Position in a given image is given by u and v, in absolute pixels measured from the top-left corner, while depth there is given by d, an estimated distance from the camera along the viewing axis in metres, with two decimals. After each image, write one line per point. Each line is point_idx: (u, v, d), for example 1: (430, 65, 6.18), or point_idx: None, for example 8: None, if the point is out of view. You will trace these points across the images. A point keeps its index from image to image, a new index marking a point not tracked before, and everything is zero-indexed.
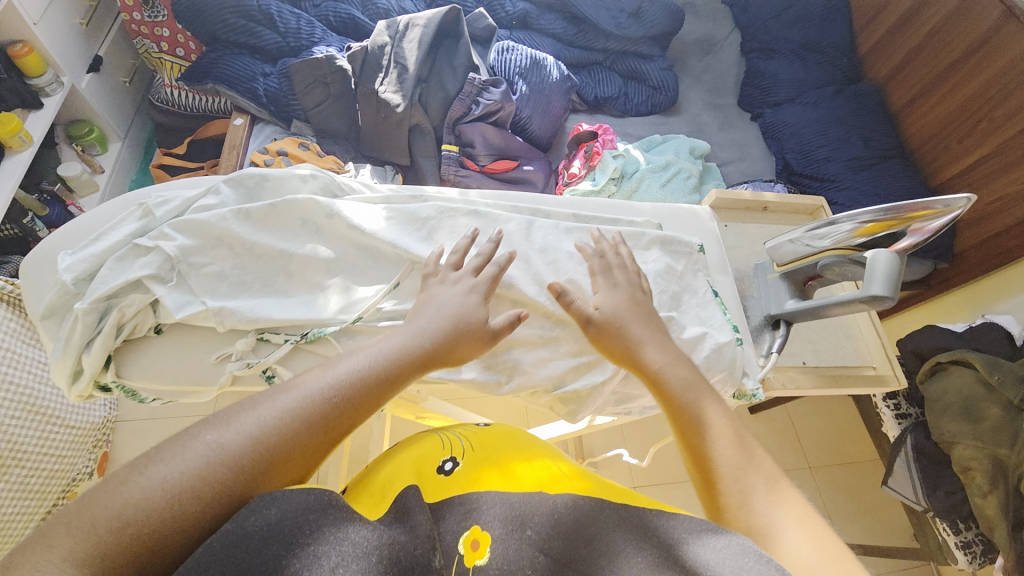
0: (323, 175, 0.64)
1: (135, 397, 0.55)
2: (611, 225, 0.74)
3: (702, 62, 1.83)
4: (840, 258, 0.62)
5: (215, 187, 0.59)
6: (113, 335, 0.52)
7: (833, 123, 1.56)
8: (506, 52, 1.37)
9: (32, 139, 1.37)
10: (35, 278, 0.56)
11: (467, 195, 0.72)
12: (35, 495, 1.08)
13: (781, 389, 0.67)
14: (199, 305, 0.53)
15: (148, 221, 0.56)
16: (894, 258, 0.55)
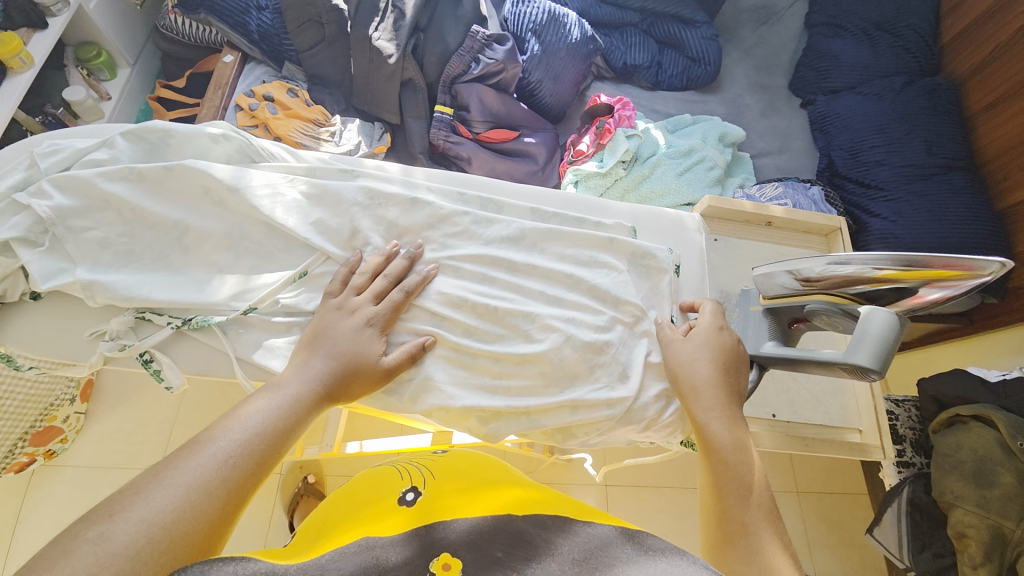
0: (238, 136, 0.62)
1: (9, 362, 0.55)
2: (574, 226, 0.66)
3: (756, 33, 1.61)
4: (831, 306, 0.55)
5: (111, 141, 0.58)
6: None
7: (895, 120, 1.34)
8: (522, 4, 1.22)
9: (33, 61, 1.32)
10: None
11: (412, 175, 0.68)
12: (10, 417, 1.07)
13: None
14: (70, 275, 0.53)
15: (32, 173, 0.56)
16: (891, 321, 0.49)
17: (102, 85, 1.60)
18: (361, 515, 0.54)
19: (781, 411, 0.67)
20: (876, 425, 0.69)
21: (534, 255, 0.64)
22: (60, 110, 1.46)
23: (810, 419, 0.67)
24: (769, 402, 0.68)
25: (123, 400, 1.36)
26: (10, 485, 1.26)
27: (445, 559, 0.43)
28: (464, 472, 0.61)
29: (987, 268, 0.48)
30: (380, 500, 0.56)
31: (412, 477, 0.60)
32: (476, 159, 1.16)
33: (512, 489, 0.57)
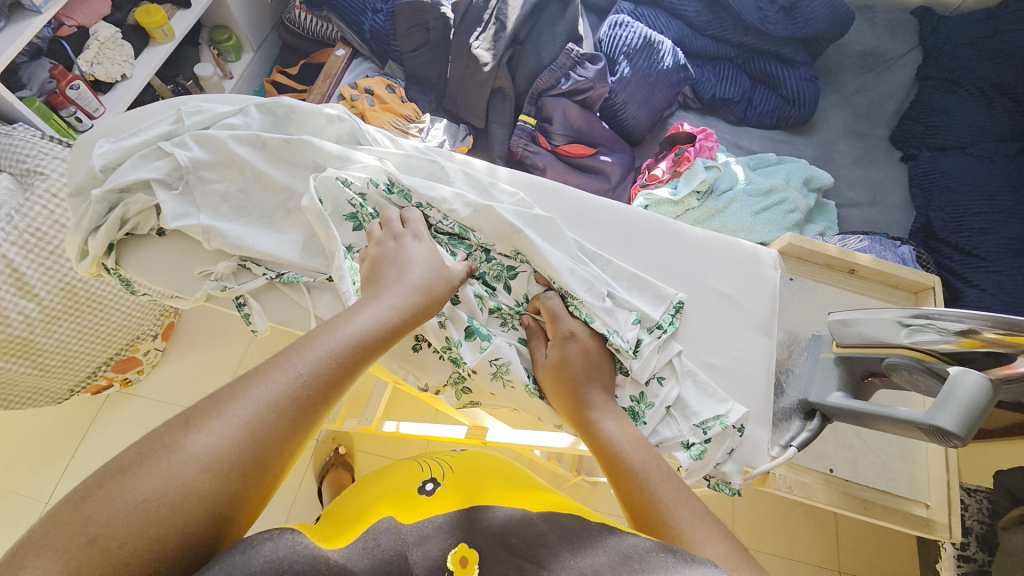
0: (350, 119, 0.68)
1: (128, 286, 0.64)
2: (641, 249, 0.67)
3: (860, 80, 1.54)
4: (913, 362, 0.52)
5: (245, 109, 0.66)
6: (116, 227, 0.61)
7: (1005, 188, 1.25)
8: (619, 27, 1.24)
9: (174, 35, 1.50)
10: (82, 156, 0.65)
11: (496, 172, 0.71)
12: (101, 341, 1.22)
13: (785, 492, 0.61)
14: (193, 218, 0.60)
15: (176, 127, 0.64)
16: (982, 387, 0.45)
17: (228, 65, 1.80)
18: (385, 501, 0.56)
19: (841, 468, 0.63)
20: (947, 501, 0.63)
21: (598, 267, 0.64)
22: (189, 82, 1.67)
23: (872, 482, 0.63)
24: (827, 455, 0.64)
25: (195, 346, 1.51)
26: (86, 404, 1.42)
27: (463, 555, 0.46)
28: (483, 471, 0.62)
29: None
30: (402, 489, 0.59)
31: (432, 468, 0.62)
32: (551, 170, 1.17)
33: (538, 494, 0.57)
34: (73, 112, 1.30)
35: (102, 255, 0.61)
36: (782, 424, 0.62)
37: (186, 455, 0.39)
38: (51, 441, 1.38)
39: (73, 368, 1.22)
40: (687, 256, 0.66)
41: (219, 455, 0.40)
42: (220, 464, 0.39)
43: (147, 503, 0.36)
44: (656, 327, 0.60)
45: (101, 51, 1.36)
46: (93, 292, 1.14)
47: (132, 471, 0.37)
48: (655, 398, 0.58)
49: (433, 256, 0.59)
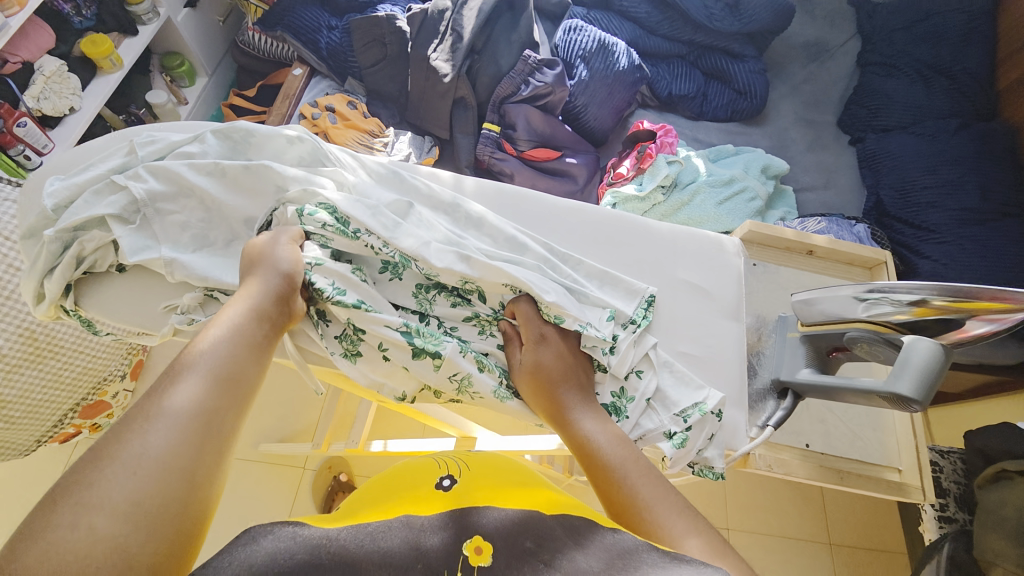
0: (311, 139, 0.67)
1: (90, 327, 0.62)
2: (610, 248, 0.68)
3: (806, 69, 1.61)
4: (872, 335, 0.54)
5: (202, 136, 0.64)
6: (73, 266, 0.59)
7: (948, 162, 1.32)
8: (573, 32, 1.27)
9: (122, 64, 1.47)
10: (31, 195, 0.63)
11: (462, 182, 0.71)
12: (66, 386, 1.17)
13: (765, 470, 0.63)
14: (155, 251, 0.59)
15: (130, 159, 0.63)
16: (936, 352, 0.48)
17: (182, 91, 1.78)
18: (400, 501, 0.53)
19: (815, 442, 0.66)
20: (916, 464, 0.66)
21: (570, 268, 0.64)
22: (142, 110, 1.63)
23: (847, 453, 0.65)
24: (803, 432, 0.66)
25: None
26: (54, 452, 1.35)
27: (478, 542, 0.45)
28: (502, 469, 0.59)
29: None
30: (417, 487, 0.56)
31: (448, 465, 0.59)
32: (519, 176, 1.18)
33: (553, 496, 0.56)
34: (22, 151, 1.25)
35: (59, 297, 0.59)
36: (757, 405, 0.63)
37: (106, 492, 0.39)
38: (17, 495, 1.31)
39: (38, 417, 1.16)
40: (654, 250, 0.68)
41: (145, 481, 0.40)
42: (150, 492, 0.40)
43: (84, 551, 0.36)
44: (630, 323, 0.61)
45: (47, 85, 1.32)
46: (53, 335, 1.10)
47: (38, 529, 0.37)
48: (636, 392, 0.59)
49: (297, 252, 0.60)
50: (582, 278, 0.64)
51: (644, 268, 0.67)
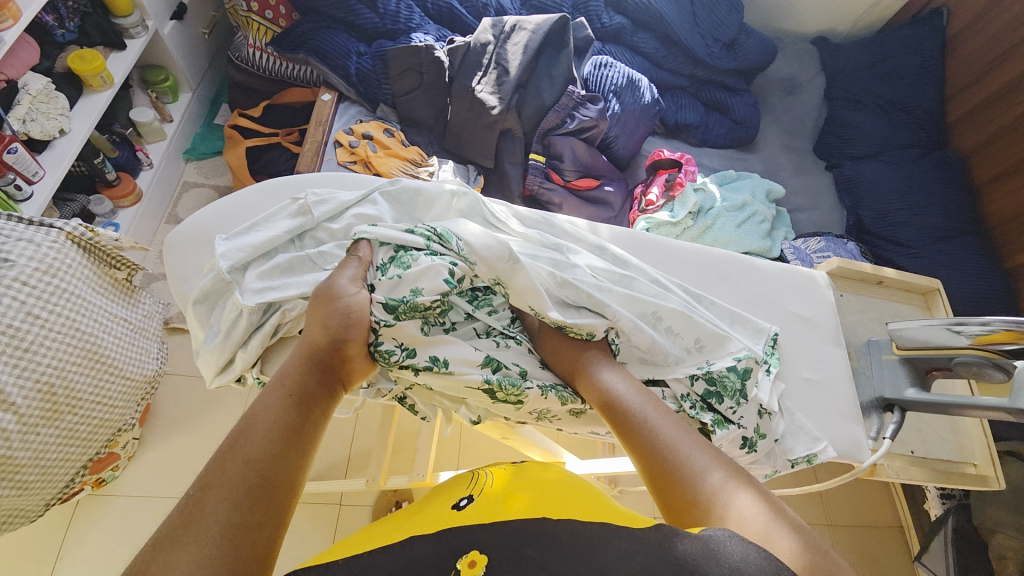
0: (471, 193, 0.77)
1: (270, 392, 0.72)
2: (733, 285, 0.77)
3: (784, 101, 1.81)
4: (982, 359, 0.62)
5: (374, 198, 0.76)
6: (269, 335, 0.69)
7: (915, 187, 1.55)
8: (603, 68, 1.35)
9: (113, 81, 1.33)
10: (183, 261, 0.75)
11: (596, 228, 0.81)
12: (81, 443, 1.07)
13: (896, 478, 0.71)
14: None
15: (305, 218, 0.74)
16: None
17: (166, 108, 1.65)
18: (424, 519, 0.61)
19: (919, 448, 0.75)
20: (989, 458, 0.75)
21: (704, 308, 0.74)
22: (127, 130, 1.50)
23: (942, 455, 0.75)
24: (906, 440, 0.76)
25: (181, 425, 1.38)
26: (54, 514, 1.25)
27: (473, 557, 0.51)
28: (519, 480, 0.66)
29: None
30: (439, 509, 0.63)
31: (472, 488, 0.67)
32: (566, 206, 1.24)
33: (573, 496, 0.62)
34: (13, 180, 1.12)
35: (249, 365, 0.69)
36: (866, 419, 0.72)
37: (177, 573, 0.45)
38: (21, 564, 1.20)
39: (49, 481, 1.05)
40: (763, 287, 0.77)
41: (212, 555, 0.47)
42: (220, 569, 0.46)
43: None
44: (764, 361, 0.70)
45: (34, 106, 1.18)
46: (73, 388, 1.01)
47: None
48: (767, 430, 0.67)
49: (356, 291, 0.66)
50: (718, 318, 0.73)
51: (761, 301, 0.76)
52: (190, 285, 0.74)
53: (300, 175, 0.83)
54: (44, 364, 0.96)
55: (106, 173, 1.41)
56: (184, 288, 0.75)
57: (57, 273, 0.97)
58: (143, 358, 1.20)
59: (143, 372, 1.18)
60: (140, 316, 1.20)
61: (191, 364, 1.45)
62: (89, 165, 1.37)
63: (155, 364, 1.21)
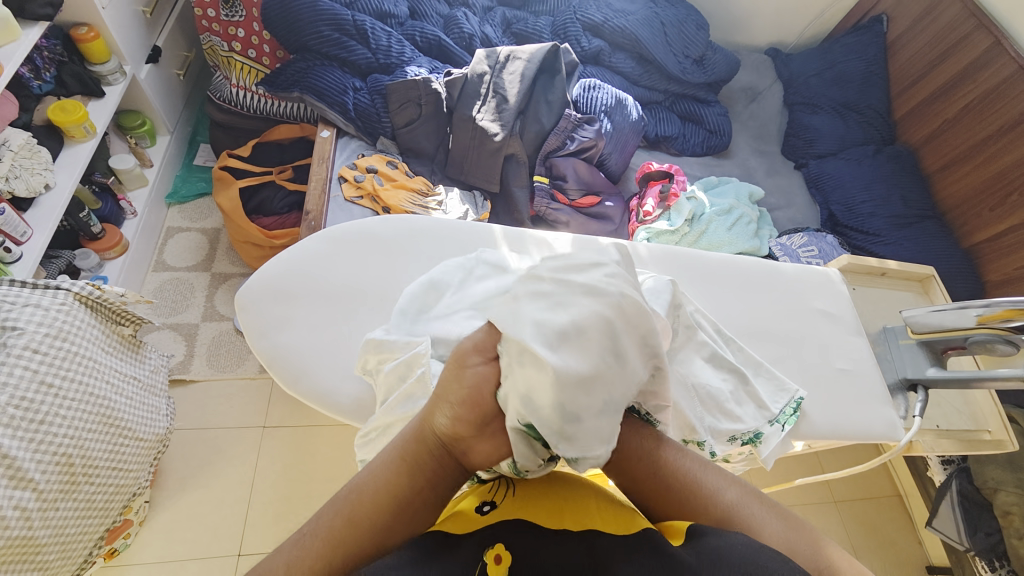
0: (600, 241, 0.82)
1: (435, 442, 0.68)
2: (769, 297, 0.83)
3: (748, 109, 1.95)
4: (994, 337, 0.69)
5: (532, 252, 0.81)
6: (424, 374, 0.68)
7: (876, 180, 1.70)
8: (591, 90, 1.41)
9: (96, 131, 1.30)
10: (252, 316, 0.78)
11: (637, 249, 0.83)
12: (98, 513, 1.01)
13: (931, 451, 0.79)
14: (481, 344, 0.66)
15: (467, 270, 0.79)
16: None
17: (145, 153, 1.59)
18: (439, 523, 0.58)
19: (943, 422, 0.82)
20: (1003, 424, 0.83)
21: (732, 350, 0.76)
22: (108, 179, 1.45)
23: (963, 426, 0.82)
24: (932, 415, 0.83)
25: (192, 481, 1.31)
26: None
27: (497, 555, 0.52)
28: (545, 487, 0.62)
29: None
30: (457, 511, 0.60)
31: (494, 486, 0.63)
32: (573, 223, 1.28)
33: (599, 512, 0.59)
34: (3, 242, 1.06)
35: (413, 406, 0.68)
36: (895, 400, 0.80)
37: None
38: None
39: (68, 557, 0.99)
40: (788, 289, 0.84)
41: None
42: None
43: None
44: (775, 421, 0.71)
45: (17, 162, 1.12)
46: (89, 456, 0.96)
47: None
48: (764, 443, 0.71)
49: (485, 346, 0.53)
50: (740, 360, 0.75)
51: (793, 304, 0.83)
52: (271, 339, 0.77)
53: (357, 221, 0.87)
54: (62, 434, 0.92)
55: (91, 225, 1.35)
56: (262, 343, 0.77)
57: (67, 337, 0.95)
58: (155, 417, 1.15)
59: (156, 431, 1.12)
60: (147, 372, 1.15)
61: (196, 415, 1.40)
62: (73, 218, 1.32)
63: (167, 421, 1.15)
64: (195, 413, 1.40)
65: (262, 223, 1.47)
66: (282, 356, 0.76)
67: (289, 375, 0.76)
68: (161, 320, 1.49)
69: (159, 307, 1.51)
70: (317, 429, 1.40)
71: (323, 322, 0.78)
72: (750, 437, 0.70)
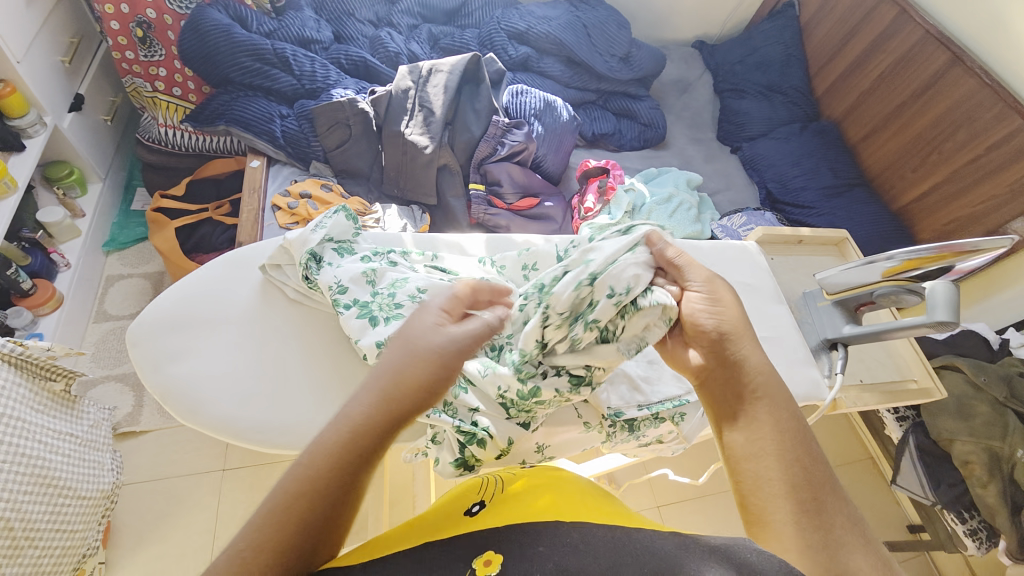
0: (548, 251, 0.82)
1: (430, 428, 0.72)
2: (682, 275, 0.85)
3: (681, 100, 2.02)
4: (897, 288, 0.72)
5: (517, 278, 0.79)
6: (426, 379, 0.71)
7: (805, 155, 1.77)
8: (520, 95, 1.44)
9: (18, 185, 1.24)
10: (144, 348, 0.73)
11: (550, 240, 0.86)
12: None
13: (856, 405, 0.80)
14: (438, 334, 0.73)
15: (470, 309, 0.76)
16: (950, 289, 0.66)
17: (76, 203, 1.54)
18: (438, 525, 0.58)
19: (865, 375, 0.85)
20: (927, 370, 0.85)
21: None
22: (37, 233, 1.39)
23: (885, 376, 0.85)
24: (854, 370, 0.86)
25: (149, 536, 1.26)
26: None
27: (488, 555, 0.47)
28: (534, 487, 0.64)
29: (995, 244, 0.65)
30: (452, 516, 0.60)
31: (486, 493, 0.64)
32: (513, 226, 1.30)
33: (594, 508, 0.60)
34: None
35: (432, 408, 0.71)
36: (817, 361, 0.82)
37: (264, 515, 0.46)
38: None
39: None
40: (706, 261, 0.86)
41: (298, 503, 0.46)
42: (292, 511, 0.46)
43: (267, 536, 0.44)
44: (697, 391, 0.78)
45: None
46: (28, 520, 0.91)
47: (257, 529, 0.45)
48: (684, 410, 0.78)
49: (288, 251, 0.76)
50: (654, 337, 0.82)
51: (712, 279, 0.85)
52: (165, 371, 0.72)
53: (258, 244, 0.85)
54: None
55: (21, 283, 1.29)
56: (156, 377, 0.72)
57: None
58: (100, 473, 1.09)
59: (101, 487, 1.07)
60: (85, 428, 1.10)
61: (149, 466, 1.34)
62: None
63: (113, 475, 1.10)
64: (148, 464, 1.34)
65: (202, 261, 1.44)
66: (179, 390, 0.71)
67: (186, 407, 0.70)
68: (104, 372, 1.43)
69: (100, 359, 1.45)
70: (279, 465, 1.36)
71: (226, 345, 0.74)
72: (613, 416, 0.75)
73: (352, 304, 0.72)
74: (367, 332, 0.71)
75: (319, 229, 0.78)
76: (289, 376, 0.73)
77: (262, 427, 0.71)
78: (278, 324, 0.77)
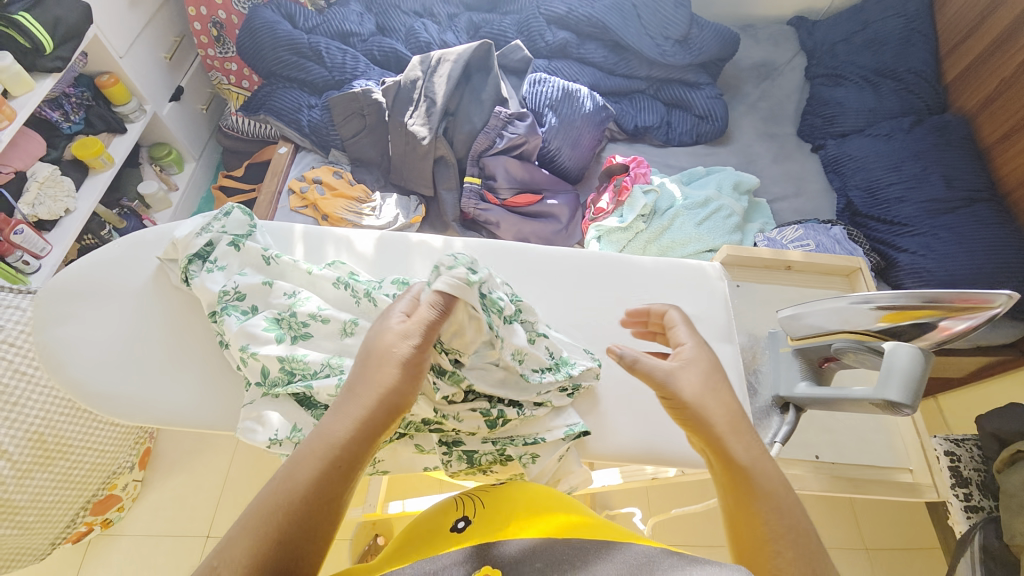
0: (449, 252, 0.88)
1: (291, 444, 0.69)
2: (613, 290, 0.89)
3: (759, 87, 1.71)
4: (857, 343, 0.75)
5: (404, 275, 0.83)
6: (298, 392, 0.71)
7: (909, 157, 1.39)
8: (539, 84, 1.35)
9: (113, 161, 1.53)
10: (47, 305, 0.82)
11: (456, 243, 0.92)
12: (74, 486, 1.18)
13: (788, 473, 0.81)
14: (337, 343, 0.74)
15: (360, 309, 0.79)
16: (916, 356, 0.67)
17: (171, 178, 1.83)
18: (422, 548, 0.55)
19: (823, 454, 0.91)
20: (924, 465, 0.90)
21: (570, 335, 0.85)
22: (134, 202, 1.70)
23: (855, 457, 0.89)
24: (812, 444, 0.92)
25: (178, 465, 1.48)
26: (70, 551, 1.37)
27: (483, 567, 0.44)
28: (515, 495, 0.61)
29: (995, 303, 0.66)
30: (435, 534, 0.58)
31: (465, 506, 0.61)
32: (504, 223, 1.25)
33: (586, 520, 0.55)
34: (21, 257, 1.30)
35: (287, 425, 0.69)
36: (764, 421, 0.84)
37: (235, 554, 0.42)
38: None
39: (50, 519, 1.17)
40: (641, 280, 0.90)
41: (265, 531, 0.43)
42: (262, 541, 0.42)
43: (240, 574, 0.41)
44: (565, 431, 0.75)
45: (41, 191, 1.37)
46: (62, 436, 1.12)
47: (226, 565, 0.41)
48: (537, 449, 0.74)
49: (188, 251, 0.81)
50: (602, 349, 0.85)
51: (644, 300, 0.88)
52: (49, 331, 0.81)
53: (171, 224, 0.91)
54: (30, 416, 1.06)
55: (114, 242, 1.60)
56: (45, 334, 0.81)
57: None
58: None
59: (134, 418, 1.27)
60: None
61: None
62: (98, 236, 1.57)
63: None
64: None
65: None
66: (55, 349, 0.80)
67: (54, 363, 0.79)
68: None
69: None
70: None
71: (107, 318, 0.82)
72: (449, 442, 0.72)
73: (248, 310, 0.78)
74: (271, 345, 0.73)
75: (205, 232, 0.83)
76: (153, 353, 0.81)
77: (110, 396, 0.79)
78: (158, 306, 0.84)
